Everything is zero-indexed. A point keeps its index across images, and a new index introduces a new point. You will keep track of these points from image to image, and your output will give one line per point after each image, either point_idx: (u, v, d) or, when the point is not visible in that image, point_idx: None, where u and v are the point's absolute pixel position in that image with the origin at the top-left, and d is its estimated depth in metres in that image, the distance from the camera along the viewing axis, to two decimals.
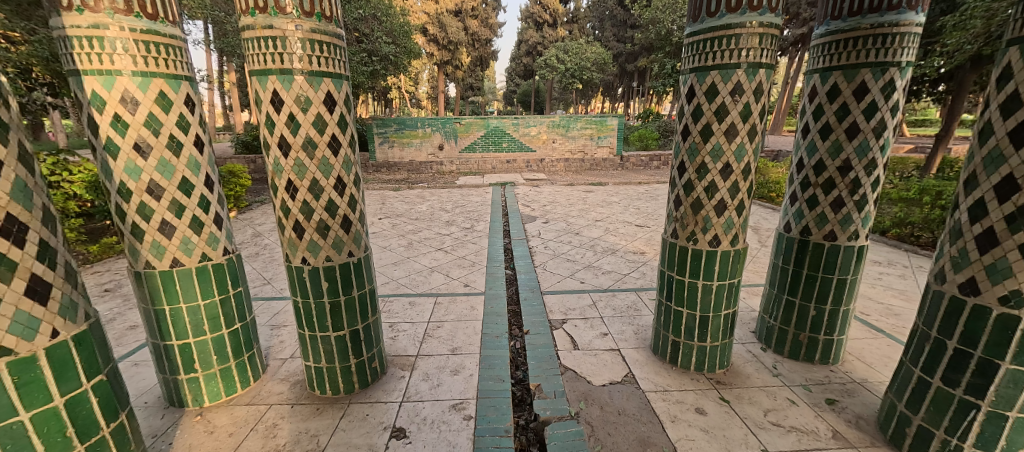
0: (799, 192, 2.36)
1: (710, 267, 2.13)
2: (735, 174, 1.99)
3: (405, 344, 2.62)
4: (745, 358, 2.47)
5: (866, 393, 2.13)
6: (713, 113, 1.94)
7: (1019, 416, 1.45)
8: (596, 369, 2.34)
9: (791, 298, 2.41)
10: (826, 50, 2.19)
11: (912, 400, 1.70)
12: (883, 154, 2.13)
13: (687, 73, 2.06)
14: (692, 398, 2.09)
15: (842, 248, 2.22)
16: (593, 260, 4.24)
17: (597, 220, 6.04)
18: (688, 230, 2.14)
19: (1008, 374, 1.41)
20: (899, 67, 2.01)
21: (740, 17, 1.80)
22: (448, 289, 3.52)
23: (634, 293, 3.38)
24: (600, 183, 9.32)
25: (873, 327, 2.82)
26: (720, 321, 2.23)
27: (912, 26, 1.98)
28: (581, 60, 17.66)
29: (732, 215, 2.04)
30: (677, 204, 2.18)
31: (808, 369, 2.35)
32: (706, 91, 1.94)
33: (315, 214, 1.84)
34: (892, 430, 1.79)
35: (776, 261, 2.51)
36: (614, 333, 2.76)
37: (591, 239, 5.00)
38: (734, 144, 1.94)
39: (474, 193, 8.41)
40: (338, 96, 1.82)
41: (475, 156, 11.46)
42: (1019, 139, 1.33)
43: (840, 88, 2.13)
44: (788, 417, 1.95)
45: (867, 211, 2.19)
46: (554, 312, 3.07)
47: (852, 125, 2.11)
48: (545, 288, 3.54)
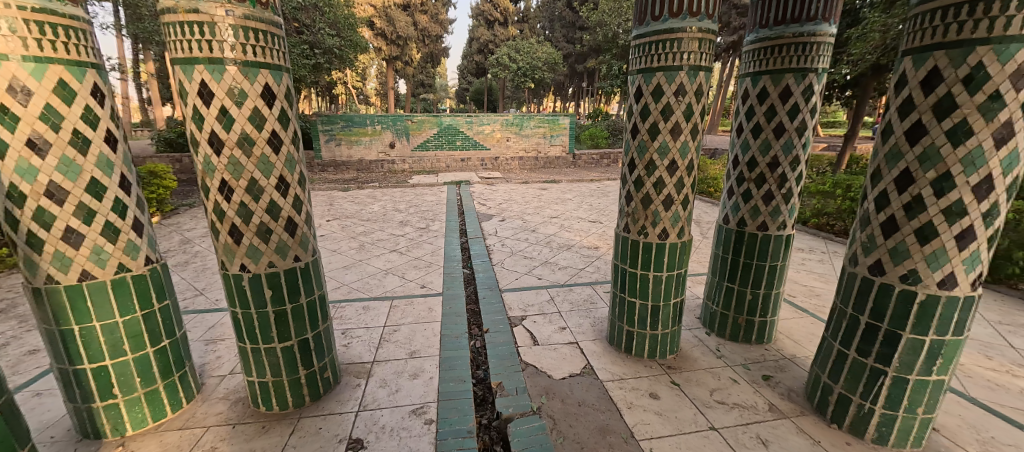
0: (736, 187, 2.55)
1: (660, 259, 2.24)
2: (681, 170, 2.10)
3: (360, 350, 2.51)
4: (692, 343, 2.64)
5: (796, 368, 2.35)
6: (659, 112, 2.03)
7: (919, 379, 1.67)
8: (556, 363, 2.38)
9: (730, 284, 2.61)
10: (757, 55, 2.38)
11: (833, 371, 1.90)
12: (804, 151, 2.36)
13: (635, 74, 2.14)
14: (646, 384, 2.19)
15: (773, 237, 2.43)
16: (550, 256, 4.31)
17: (552, 217, 6.17)
18: (639, 224, 2.23)
19: (909, 342, 1.63)
20: (816, 72, 2.24)
21: (681, 22, 1.92)
22: (404, 291, 3.42)
23: (590, 287, 3.48)
24: (554, 181, 9.49)
25: (800, 307, 3.12)
26: (669, 310, 2.36)
27: (826, 37, 2.21)
28: (532, 60, 17.89)
29: (678, 209, 2.16)
30: (628, 200, 2.26)
31: (746, 349, 2.56)
32: (653, 91, 2.03)
33: (254, 217, 1.70)
34: (818, 399, 1.99)
35: (717, 251, 2.69)
36: (572, 326, 2.82)
37: (547, 236, 5.09)
38: (679, 141, 2.05)
39: (429, 193, 8.25)
40: (278, 90, 1.68)
41: (429, 155, 11.21)
42: (914, 138, 1.52)
43: (768, 90, 2.32)
44: (730, 395, 2.11)
45: (792, 203, 2.42)
46: (513, 309, 3.08)
47: (779, 125, 2.31)
48: (503, 285, 3.55)
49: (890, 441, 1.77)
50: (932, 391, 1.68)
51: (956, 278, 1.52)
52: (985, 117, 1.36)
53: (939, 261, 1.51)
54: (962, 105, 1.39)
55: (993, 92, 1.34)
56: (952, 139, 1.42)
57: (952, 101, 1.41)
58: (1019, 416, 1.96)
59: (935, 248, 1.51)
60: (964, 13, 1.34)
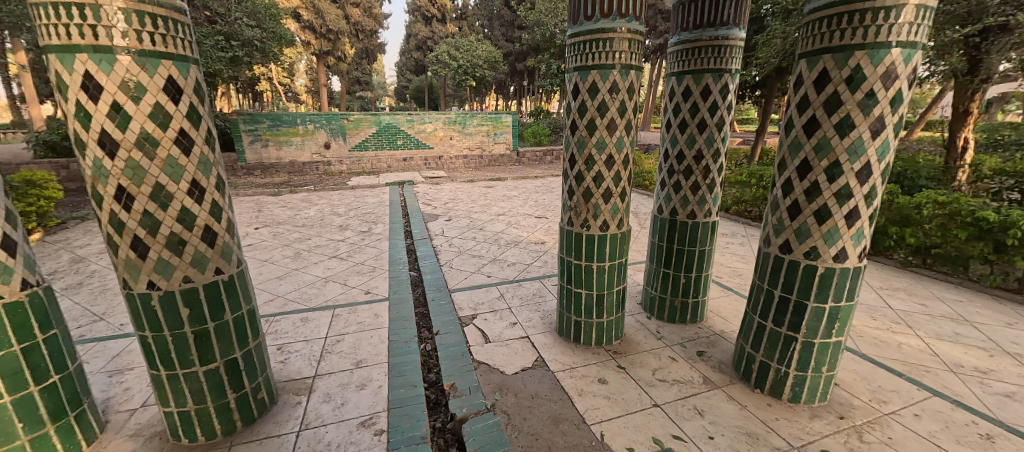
0: (667, 179, 2.73)
1: (602, 250, 2.34)
2: (618, 164, 2.20)
3: (299, 365, 2.33)
4: (635, 327, 2.79)
5: (724, 342, 2.58)
6: (595, 109, 2.11)
7: (822, 341, 1.91)
8: (508, 359, 2.40)
9: (666, 270, 2.79)
10: (680, 56, 2.56)
11: (755, 342, 2.12)
12: (724, 144, 2.59)
13: (572, 72, 2.20)
14: (594, 371, 2.28)
15: (700, 224, 2.64)
16: (498, 254, 4.33)
17: (499, 214, 6.19)
18: (582, 217, 2.31)
19: (813, 309, 1.86)
20: (730, 73, 2.46)
21: (612, 22, 2.01)
22: (347, 299, 3.25)
23: (538, 281, 3.55)
24: (499, 179, 9.52)
25: (726, 287, 3.44)
26: (613, 298, 2.47)
27: (738, 40, 2.43)
28: (473, 58, 17.74)
29: (617, 202, 2.26)
30: (570, 194, 2.33)
31: (682, 328, 2.76)
32: (589, 89, 2.11)
33: (163, 227, 1.51)
34: (743, 368, 2.20)
35: (653, 239, 2.87)
36: (523, 321, 2.86)
37: (494, 233, 5.11)
38: (614, 136, 2.15)
39: (370, 194, 7.88)
40: (186, 84, 1.50)
41: (369, 155, 10.72)
42: (810, 130, 1.74)
43: (691, 89, 2.51)
44: (670, 372, 2.26)
45: (716, 192, 2.64)
46: (463, 308, 3.05)
47: (701, 121, 2.50)
48: (452, 285, 3.49)
49: (802, 399, 2.01)
50: (833, 351, 1.93)
51: (847, 253, 1.76)
52: (863, 112, 1.59)
53: (833, 238, 1.74)
54: (846, 102, 1.60)
55: (868, 91, 1.56)
56: (839, 132, 1.64)
57: (839, 98, 1.62)
58: (898, 365, 2.32)
59: (829, 226, 1.74)
60: (845, 21, 1.56)
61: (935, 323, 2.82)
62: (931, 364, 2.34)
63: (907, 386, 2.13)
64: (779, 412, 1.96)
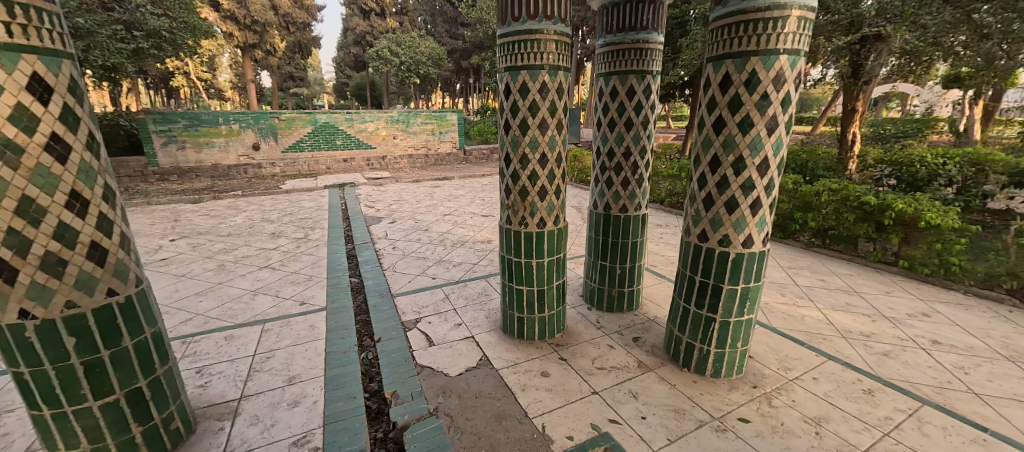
0: (600, 175, 2.85)
1: (541, 246, 2.39)
2: (551, 163, 2.26)
3: (222, 388, 2.15)
4: (576, 319, 2.89)
5: (657, 327, 2.76)
6: (526, 109, 2.15)
7: (736, 320, 2.11)
8: (453, 360, 2.38)
9: (603, 262, 2.92)
10: (606, 58, 2.67)
11: (681, 325, 2.28)
12: (649, 142, 2.75)
13: (502, 72, 2.22)
14: (537, 365, 2.34)
15: (632, 217, 2.80)
16: (444, 254, 4.28)
17: (445, 214, 6.11)
18: (519, 215, 2.34)
19: (728, 291, 2.04)
20: (652, 74, 2.61)
21: (539, 24, 2.05)
22: (279, 311, 3.04)
23: (484, 280, 3.56)
24: (446, 178, 9.40)
25: (659, 274, 3.68)
26: (553, 292, 2.54)
27: (657, 44, 2.59)
28: (416, 54, 17.20)
29: (552, 199, 2.33)
30: (507, 193, 2.36)
31: (620, 317, 2.91)
32: (520, 88, 2.13)
33: (35, 246, 1.31)
34: (672, 350, 2.37)
35: (591, 233, 2.99)
36: (468, 321, 2.85)
37: (440, 234, 5.03)
38: (546, 136, 2.20)
39: (307, 198, 7.41)
40: (55, 82, 1.31)
41: (305, 156, 10.08)
42: (718, 128, 1.90)
43: (618, 89, 2.64)
44: (608, 360, 2.37)
45: (644, 187, 2.80)
46: (406, 313, 2.97)
47: (628, 120, 2.64)
48: (395, 290, 3.39)
49: (722, 373, 2.20)
50: (746, 328, 2.14)
51: (754, 239, 1.95)
52: (760, 112, 1.77)
53: (741, 226, 1.93)
54: (746, 103, 1.77)
55: (762, 93, 1.74)
56: (741, 130, 1.81)
57: (740, 99, 1.79)
58: (802, 335, 2.63)
59: (737, 215, 1.91)
60: (742, 30, 1.73)
61: (831, 296, 3.22)
62: (827, 331, 2.68)
63: (808, 353, 2.42)
64: (703, 387, 2.14)
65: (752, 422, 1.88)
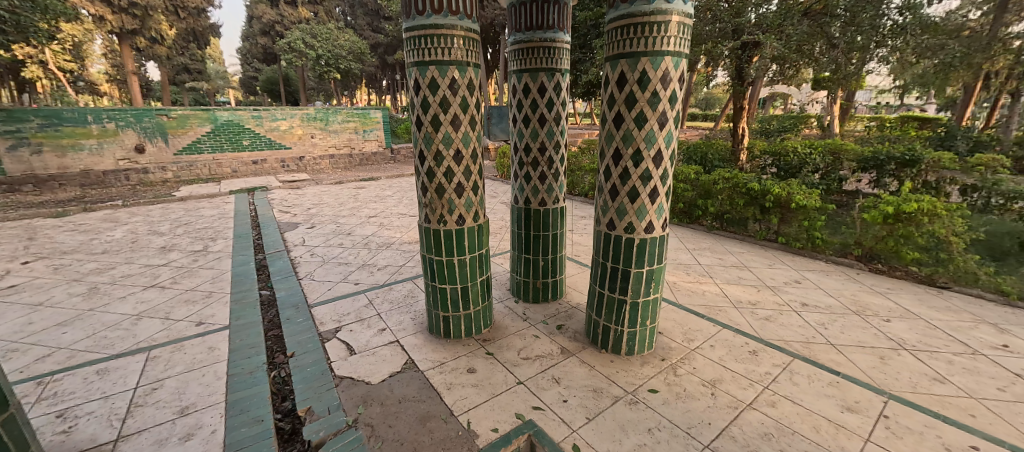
0: (519, 170, 2.91)
1: (461, 243, 2.38)
2: (466, 159, 2.26)
3: (92, 431, 1.83)
4: (504, 313, 2.93)
5: (579, 313, 2.90)
6: (437, 105, 2.11)
7: (645, 300, 2.29)
8: (375, 367, 2.29)
9: (527, 256, 2.99)
10: (518, 55, 2.73)
11: (598, 309, 2.42)
12: (562, 137, 2.86)
13: (411, 67, 2.15)
14: (464, 362, 2.33)
15: (551, 210, 2.90)
16: (368, 258, 4.08)
17: (370, 216, 5.83)
18: (437, 213, 2.31)
19: (635, 274, 2.21)
20: (561, 72, 2.72)
21: (444, 19, 2.02)
22: (171, 335, 2.67)
23: (410, 282, 3.46)
24: (372, 179, 8.96)
25: (582, 263, 3.87)
26: (477, 288, 2.55)
27: (563, 43, 2.70)
28: (334, 47, 16.07)
29: (470, 195, 2.33)
30: (424, 191, 2.31)
31: (545, 307, 3.01)
32: (429, 84, 2.09)
33: None
34: (592, 334, 2.50)
35: (514, 228, 3.04)
36: (392, 326, 2.75)
37: (365, 237, 4.79)
38: (460, 132, 2.19)
39: (209, 206, 6.61)
40: None
41: (204, 158, 8.94)
42: (618, 124, 2.04)
43: (530, 86, 2.71)
44: (534, 350, 2.44)
45: (560, 181, 2.92)
46: (325, 323, 2.78)
47: (542, 116, 2.73)
48: (313, 299, 3.15)
49: (636, 350, 2.38)
50: (653, 307, 2.33)
51: (654, 225, 2.13)
52: (652, 108, 1.92)
53: (643, 213, 2.09)
54: (639, 100, 1.92)
55: (652, 91, 1.90)
56: (637, 125, 1.96)
57: (635, 96, 1.93)
58: (702, 309, 2.94)
59: (639, 204, 2.08)
60: (632, 32, 1.88)
61: (726, 272, 3.64)
62: (723, 304, 3.02)
63: (707, 324, 2.72)
64: (619, 365, 2.29)
65: (660, 391, 2.07)
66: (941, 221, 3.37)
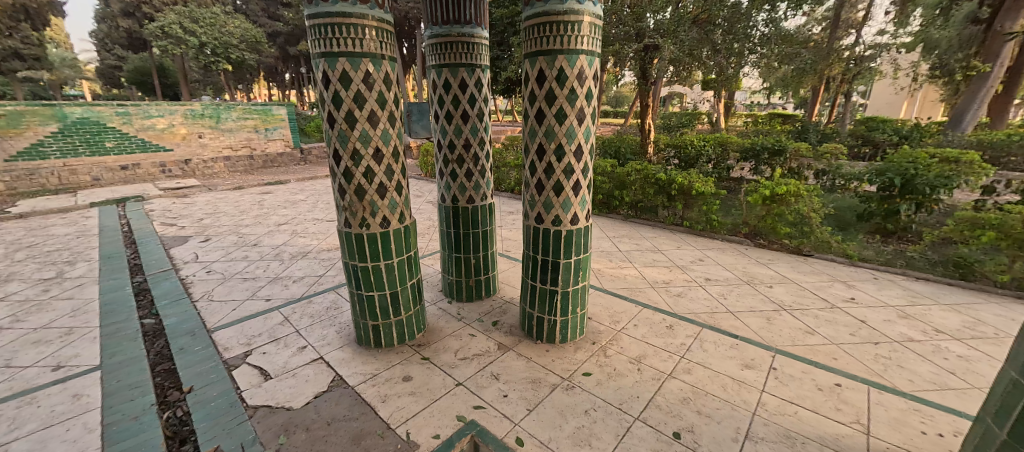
0: (444, 168, 2.84)
1: (387, 247, 2.25)
2: (388, 158, 2.13)
3: None
4: (437, 315, 2.85)
5: (513, 307, 2.94)
6: (351, 99, 1.95)
7: (575, 289, 2.39)
8: (297, 390, 2.07)
9: (458, 254, 2.94)
10: (436, 50, 2.65)
11: (531, 301, 2.47)
12: (486, 133, 2.85)
13: (317, 58, 1.95)
14: (398, 371, 2.22)
15: (479, 206, 2.88)
16: (280, 271, 3.67)
17: (279, 224, 5.26)
18: (359, 217, 2.15)
19: (565, 265, 2.30)
20: (481, 68, 2.70)
21: (352, 7, 1.87)
22: (15, 386, 2.13)
23: (332, 293, 3.19)
24: (279, 182, 8.09)
25: (513, 258, 3.92)
26: (407, 292, 2.44)
27: (482, 39, 2.68)
28: (222, 34, 14.11)
29: (394, 195, 2.21)
30: (342, 193, 2.13)
31: (479, 305, 2.99)
32: (340, 78, 1.92)
33: None
34: (527, 326, 2.55)
35: (443, 227, 2.97)
36: (314, 342, 2.51)
37: (274, 248, 4.31)
38: (378, 129, 2.05)
39: (63, 222, 5.41)
40: None
41: (50, 165, 7.27)
42: (540, 119, 2.09)
43: (450, 82, 2.65)
44: (471, 349, 2.42)
45: (487, 177, 2.91)
46: (231, 348, 2.44)
47: (464, 112, 2.69)
48: (214, 323, 2.74)
49: (569, 338, 2.48)
50: (581, 294, 2.44)
51: (579, 216, 2.22)
52: (571, 104, 2.00)
53: (568, 206, 2.17)
54: (558, 96, 1.99)
55: (570, 88, 1.97)
56: (558, 121, 2.03)
57: (554, 92, 1.99)
58: (625, 292, 3.17)
59: (564, 197, 2.15)
60: (547, 30, 1.93)
61: (643, 256, 3.98)
62: (642, 285, 3.29)
63: (630, 306, 2.94)
64: (554, 354, 2.37)
65: (592, 373, 2.18)
66: (803, 200, 4.04)
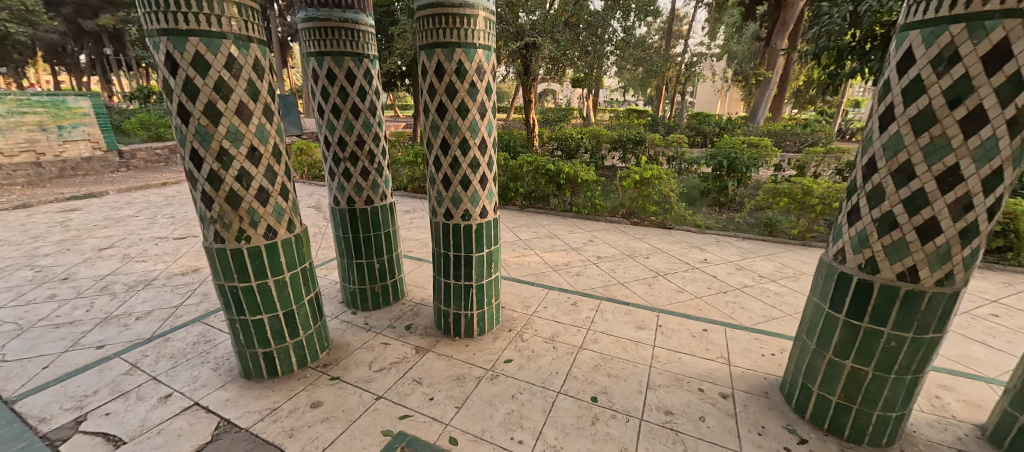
0: (335, 167, 2.58)
1: (276, 261, 1.95)
2: (267, 158, 1.83)
3: None
4: (341, 329, 2.59)
5: (425, 308, 2.84)
6: (211, 89, 1.62)
7: (488, 281, 2.43)
8: (168, 449, 1.66)
9: (359, 260, 2.72)
10: (313, 35, 2.36)
11: (446, 299, 2.43)
12: (380, 128, 2.67)
13: (155, 36, 1.55)
14: (304, 398, 1.97)
15: (378, 207, 2.69)
16: (113, 308, 2.87)
17: (101, 248, 4.09)
18: (235, 229, 1.82)
19: (478, 258, 2.32)
20: (369, 58, 2.50)
21: None
22: None
23: (198, 325, 2.63)
24: (92, 195, 6.28)
25: (417, 258, 3.78)
26: (304, 310, 2.16)
27: (368, 27, 2.47)
28: None
29: (279, 201, 1.92)
30: (209, 202, 1.77)
31: (388, 311, 2.81)
32: (193, 62, 1.57)
33: None
34: (444, 325, 2.50)
35: (338, 232, 2.70)
36: (182, 387, 2.04)
37: (100, 279, 3.35)
38: (252, 125, 1.75)
39: None
40: None
41: None
42: (441, 113, 2.05)
43: (335, 72, 2.40)
44: (386, 358, 2.27)
45: (386, 175, 2.73)
46: (49, 418, 1.83)
47: (353, 105, 2.46)
48: (12, 391, 2.01)
49: (486, 329, 2.51)
50: (495, 285, 2.49)
51: (488, 209, 2.26)
52: (472, 98, 2.00)
53: (476, 200, 2.18)
54: (459, 90, 1.97)
55: (470, 82, 1.97)
56: (460, 115, 2.01)
57: (455, 86, 1.97)
58: (532, 278, 3.34)
59: (472, 191, 2.16)
60: (443, 22, 1.89)
61: (542, 242, 4.24)
62: (545, 270, 3.51)
63: (537, 290, 3.11)
64: (474, 347, 2.38)
65: (514, 359, 2.27)
66: (664, 182, 4.79)
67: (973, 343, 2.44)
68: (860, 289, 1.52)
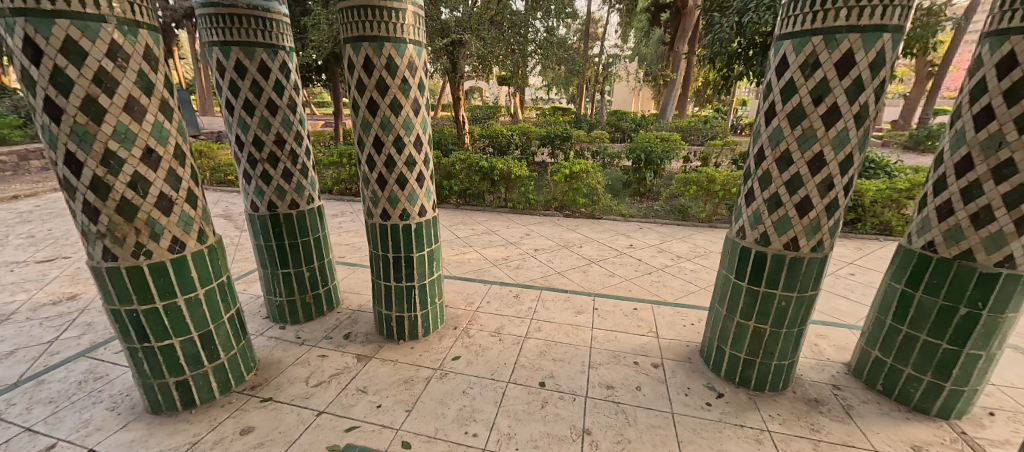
0: (251, 170, 2.35)
1: (186, 277, 1.73)
2: (168, 161, 1.61)
3: None
4: (269, 345, 2.38)
5: (364, 315, 2.72)
6: (90, 81, 1.38)
7: (431, 280, 2.40)
8: None
9: (286, 270, 2.51)
10: (216, 22, 2.11)
11: (387, 303, 2.35)
12: (302, 126, 2.47)
13: (6, 16, 1.28)
14: (232, 425, 1.78)
15: (305, 212, 2.50)
16: None
17: None
18: (132, 243, 1.57)
19: (419, 258, 2.28)
20: (285, 50, 2.30)
21: None
22: None
23: (84, 361, 2.22)
24: None
25: (350, 263, 3.58)
26: (225, 329, 1.95)
27: (282, 16, 2.26)
28: None
29: (186, 209, 1.70)
30: (95, 213, 1.51)
31: (322, 322, 2.64)
32: (62, 48, 1.32)
33: None
34: (386, 330, 2.42)
35: (259, 241, 2.47)
36: (69, 434, 1.72)
37: None
38: (147, 123, 1.52)
39: None
40: None
41: None
42: (372, 109, 1.97)
43: (244, 65, 2.17)
44: (325, 371, 2.13)
45: (311, 177, 2.55)
46: None
47: (269, 101, 2.26)
48: None
49: (431, 329, 2.48)
50: (438, 284, 2.47)
51: (426, 208, 2.22)
52: (404, 95, 1.95)
53: (414, 199, 2.14)
54: (390, 86, 1.91)
55: (402, 78, 1.92)
56: (392, 111, 1.96)
57: (385, 82, 1.90)
58: (473, 274, 3.35)
59: (409, 190, 2.11)
60: (370, 15, 1.82)
61: (481, 238, 4.26)
62: (485, 265, 3.54)
63: (480, 286, 3.13)
64: (420, 349, 2.34)
65: (462, 356, 2.27)
66: (591, 175, 5.09)
67: (838, 297, 2.99)
68: (759, 258, 1.78)
